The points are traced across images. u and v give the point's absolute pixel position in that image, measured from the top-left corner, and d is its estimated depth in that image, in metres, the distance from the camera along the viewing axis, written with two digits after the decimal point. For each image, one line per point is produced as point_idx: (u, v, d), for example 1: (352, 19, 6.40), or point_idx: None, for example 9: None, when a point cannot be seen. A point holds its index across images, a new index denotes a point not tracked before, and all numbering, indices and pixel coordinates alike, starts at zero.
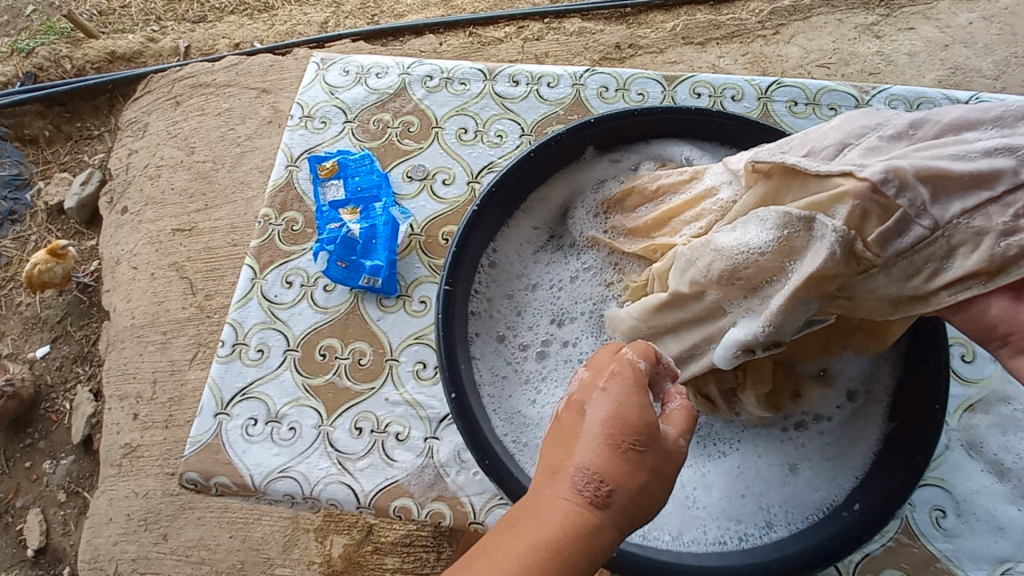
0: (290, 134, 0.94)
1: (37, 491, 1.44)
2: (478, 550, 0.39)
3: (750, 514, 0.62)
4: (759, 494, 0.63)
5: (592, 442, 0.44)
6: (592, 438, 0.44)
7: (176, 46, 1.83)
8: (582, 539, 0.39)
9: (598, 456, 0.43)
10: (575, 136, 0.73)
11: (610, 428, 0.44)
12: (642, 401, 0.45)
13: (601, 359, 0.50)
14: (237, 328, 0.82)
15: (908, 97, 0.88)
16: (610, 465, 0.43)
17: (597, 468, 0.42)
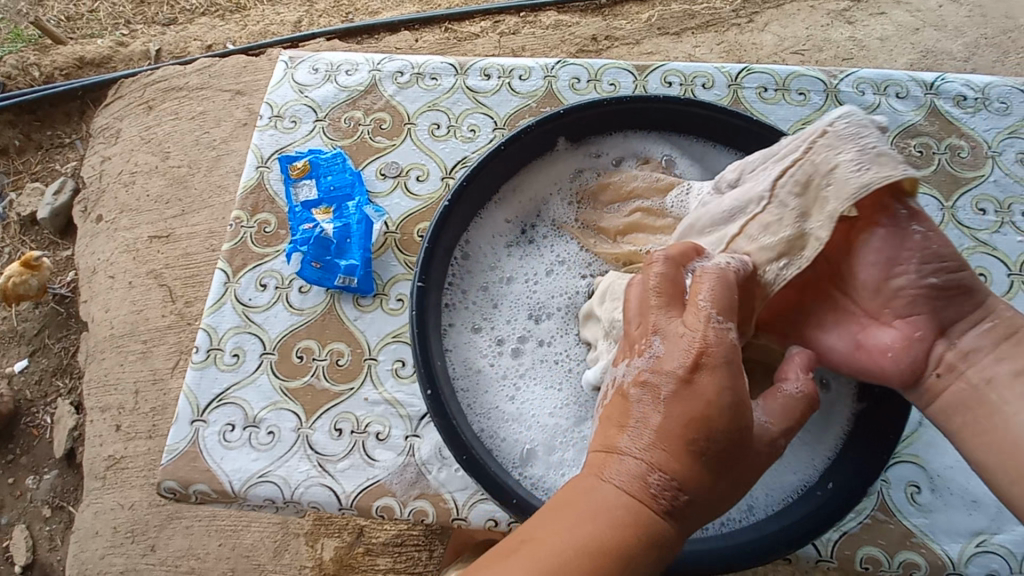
0: (260, 134, 0.93)
1: (20, 508, 1.42)
2: (543, 529, 0.43)
3: None
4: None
5: (663, 436, 0.45)
6: (670, 433, 0.45)
7: (147, 49, 1.80)
8: (644, 538, 0.42)
9: (672, 454, 0.44)
10: (546, 125, 0.72)
11: (683, 421, 0.45)
12: (728, 394, 0.45)
13: (687, 326, 0.48)
14: (212, 332, 0.81)
15: (876, 80, 0.89)
16: (681, 468, 0.44)
17: (668, 465, 0.44)
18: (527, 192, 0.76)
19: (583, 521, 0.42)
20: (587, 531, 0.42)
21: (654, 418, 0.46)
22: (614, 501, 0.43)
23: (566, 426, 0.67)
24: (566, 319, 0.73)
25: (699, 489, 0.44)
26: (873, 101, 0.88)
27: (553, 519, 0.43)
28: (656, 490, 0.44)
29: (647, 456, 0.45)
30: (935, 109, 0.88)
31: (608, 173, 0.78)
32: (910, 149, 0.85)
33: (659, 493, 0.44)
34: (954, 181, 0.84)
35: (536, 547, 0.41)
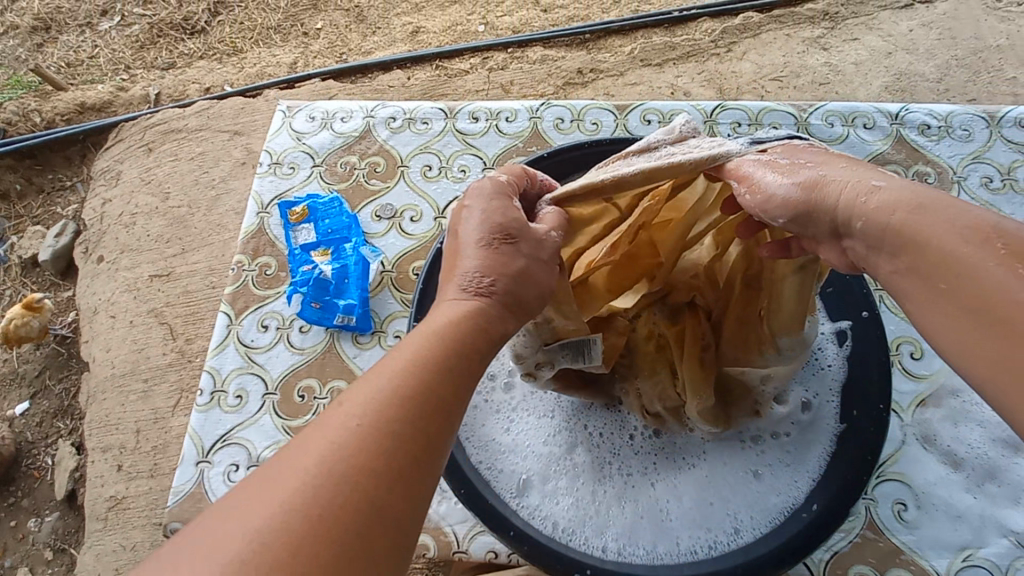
0: (260, 181, 0.97)
1: (22, 551, 1.42)
2: (350, 396, 0.44)
3: (719, 521, 0.64)
4: (726, 501, 0.65)
5: (475, 262, 0.53)
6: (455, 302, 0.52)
7: (147, 94, 1.86)
8: (477, 326, 0.51)
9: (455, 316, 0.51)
10: (529, 169, 0.77)
11: (496, 248, 0.54)
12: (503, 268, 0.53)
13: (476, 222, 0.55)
14: (215, 375, 0.83)
15: (844, 112, 0.94)
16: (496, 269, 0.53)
17: (480, 270, 0.53)
18: None
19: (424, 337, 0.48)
20: (425, 341, 0.48)
21: (467, 253, 0.54)
22: (444, 313, 0.51)
23: (558, 455, 0.70)
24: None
25: (514, 276, 0.53)
26: (842, 132, 0.93)
27: (392, 352, 0.48)
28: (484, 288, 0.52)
29: (463, 274, 0.53)
30: (901, 138, 0.92)
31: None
32: None
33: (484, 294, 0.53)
34: None
35: (385, 378, 0.45)
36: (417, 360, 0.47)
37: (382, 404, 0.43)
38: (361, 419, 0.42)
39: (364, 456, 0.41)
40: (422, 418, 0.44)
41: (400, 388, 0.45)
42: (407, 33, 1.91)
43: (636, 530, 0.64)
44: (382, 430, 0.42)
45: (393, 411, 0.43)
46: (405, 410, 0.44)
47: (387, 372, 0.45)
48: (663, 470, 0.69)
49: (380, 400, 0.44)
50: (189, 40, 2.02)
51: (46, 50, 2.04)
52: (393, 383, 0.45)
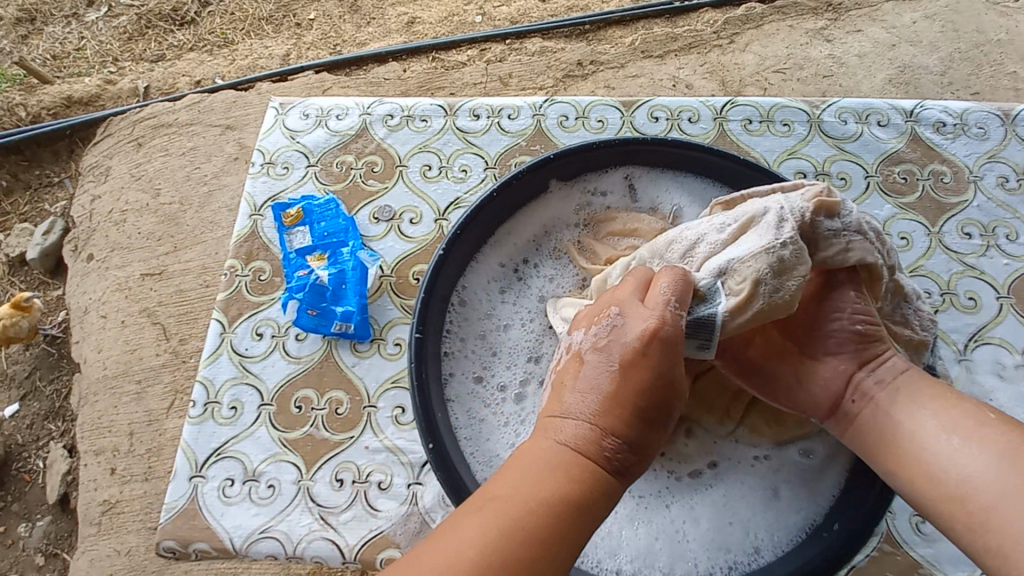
0: (253, 182, 0.93)
1: (13, 557, 1.39)
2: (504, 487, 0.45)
3: (737, 541, 0.61)
4: (743, 520, 0.62)
5: (590, 414, 0.48)
6: (620, 404, 0.49)
7: (135, 87, 1.80)
8: (594, 467, 0.46)
9: (621, 422, 0.48)
10: (536, 170, 0.73)
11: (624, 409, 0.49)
12: (665, 373, 0.50)
13: (641, 310, 0.52)
14: (209, 386, 0.80)
15: (857, 109, 0.91)
16: (616, 427, 0.48)
17: (638, 384, 0.49)
18: (521, 235, 0.77)
19: (537, 497, 0.43)
20: (530, 498, 0.43)
21: (581, 392, 0.50)
22: (562, 464, 0.46)
23: None
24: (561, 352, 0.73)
25: (662, 394, 0.49)
26: (855, 130, 0.90)
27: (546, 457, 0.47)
28: (608, 452, 0.47)
29: (582, 420, 0.48)
30: (915, 136, 0.89)
31: (603, 214, 0.79)
32: (894, 176, 0.87)
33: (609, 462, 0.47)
34: (938, 206, 0.86)
35: (517, 505, 0.43)
36: (524, 524, 0.42)
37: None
38: (510, 521, 0.42)
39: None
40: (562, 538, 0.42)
41: (501, 564, 0.40)
42: (402, 23, 1.86)
43: (650, 550, 0.61)
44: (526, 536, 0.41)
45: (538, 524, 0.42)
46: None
47: (488, 533, 0.41)
48: (677, 491, 0.65)
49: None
50: (178, 31, 1.96)
51: (32, 42, 1.97)
52: (492, 553, 0.40)
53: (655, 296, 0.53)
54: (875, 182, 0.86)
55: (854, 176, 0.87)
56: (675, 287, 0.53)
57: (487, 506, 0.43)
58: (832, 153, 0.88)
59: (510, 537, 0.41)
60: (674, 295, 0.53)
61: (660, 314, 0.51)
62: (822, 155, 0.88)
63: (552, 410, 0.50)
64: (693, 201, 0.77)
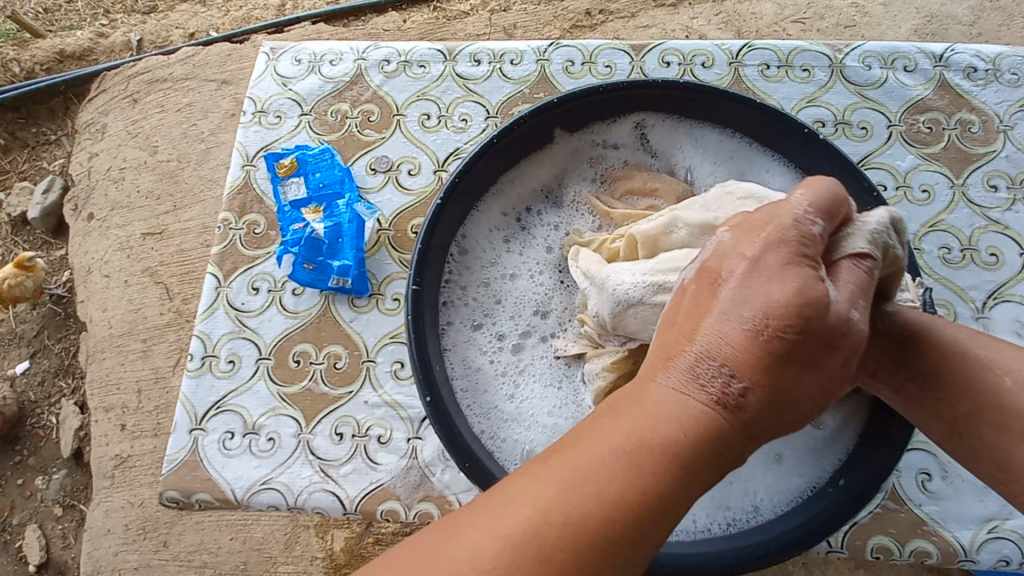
0: (245, 131, 0.90)
1: (31, 508, 1.43)
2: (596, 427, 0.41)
3: (736, 499, 0.61)
4: (742, 478, 0.62)
5: (715, 345, 0.43)
6: (736, 323, 0.43)
7: (128, 39, 1.74)
8: (703, 409, 0.41)
9: (741, 347, 0.43)
10: (539, 116, 0.69)
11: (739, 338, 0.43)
12: (795, 276, 0.44)
13: (753, 224, 0.47)
14: (206, 339, 0.79)
15: (882, 53, 0.86)
16: (734, 361, 0.42)
17: (761, 297, 0.44)
18: (525, 183, 0.74)
19: (615, 446, 0.39)
20: (625, 440, 0.40)
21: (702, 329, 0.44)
22: (650, 408, 0.41)
23: (564, 426, 0.66)
24: (563, 306, 0.72)
25: (795, 304, 0.43)
26: (879, 76, 0.84)
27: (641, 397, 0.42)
28: (724, 389, 0.42)
29: (688, 354, 0.43)
30: (944, 82, 0.84)
31: (619, 168, 0.76)
32: (918, 125, 0.82)
33: (721, 395, 0.42)
34: (963, 158, 0.81)
35: (607, 444, 0.40)
36: (598, 478, 0.38)
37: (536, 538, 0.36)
38: (604, 461, 0.39)
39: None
40: (658, 481, 0.38)
41: (568, 521, 0.37)
42: None
43: None
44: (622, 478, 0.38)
45: (630, 463, 0.39)
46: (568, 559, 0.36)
47: (554, 488, 0.38)
48: None
49: (539, 533, 0.36)
50: None
51: None
52: (558, 510, 0.37)
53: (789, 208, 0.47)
54: (898, 132, 0.82)
55: (876, 125, 0.82)
56: (816, 200, 0.47)
57: (554, 459, 0.40)
58: (853, 101, 0.83)
59: (597, 473, 0.38)
60: (815, 212, 0.47)
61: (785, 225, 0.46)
62: (843, 102, 0.83)
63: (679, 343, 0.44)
64: (707, 151, 0.74)
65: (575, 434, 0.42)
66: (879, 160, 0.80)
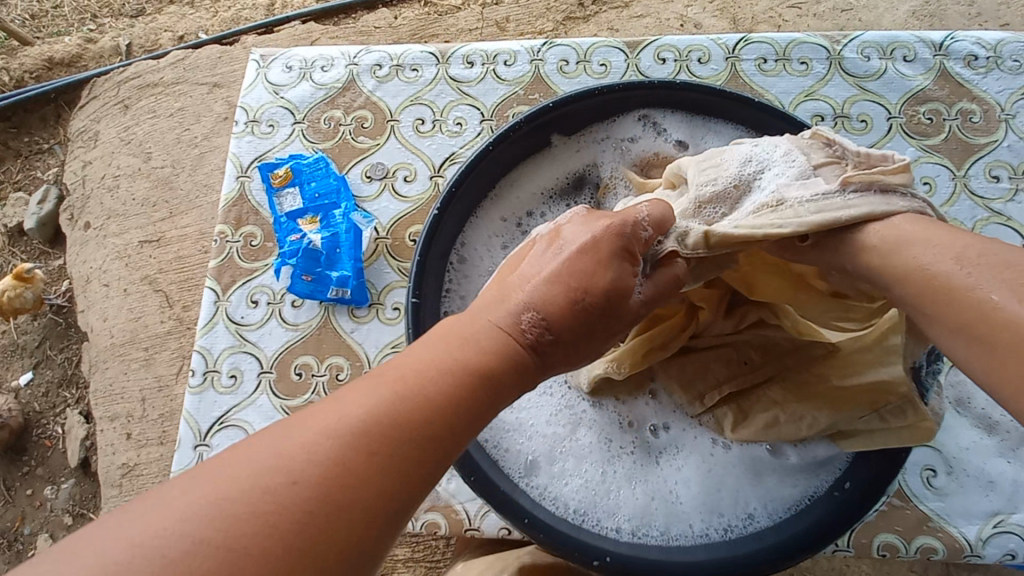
0: (237, 141, 0.89)
1: (42, 518, 1.43)
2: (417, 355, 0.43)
3: (731, 506, 0.61)
4: (742, 483, 0.62)
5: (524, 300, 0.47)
6: (556, 281, 0.48)
7: (117, 44, 1.71)
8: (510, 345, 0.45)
9: (550, 299, 0.47)
10: (535, 121, 0.68)
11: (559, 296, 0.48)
12: (616, 254, 0.50)
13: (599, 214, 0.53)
14: (207, 355, 0.79)
15: (882, 43, 0.84)
16: (539, 307, 0.47)
17: (581, 262, 0.49)
18: (526, 187, 0.73)
19: (418, 373, 0.41)
20: (444, 366, 0.42)
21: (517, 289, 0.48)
22: (472, 339, 0.44)
23: (563, 435, 0.65)
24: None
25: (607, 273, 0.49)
26: (879, 67, 0.83)
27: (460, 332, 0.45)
28: (523, 328, 0.46)
29: (516, 303, 0.47)
30: (945, 72, 0.83)
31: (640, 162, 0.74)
32: (918, 116, 0.81)
33: (525, 335, 0.46)
34: (965, 148, 0.80)
35: (417, 368, 0.41)
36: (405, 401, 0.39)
37: (333, 458, 0.35)
38: (411, 382, 0.40)
39: (288, 531, 0.32)
40: (471, 404, 0.41)
41: (369, 439, 0.36)
42: None
43: (647, 510, 0.61)
44: (435, 398, 0.40)
45: (445, 386, 0.41)
46: (357, 479, 0.35)
47: (359, 406, 0.38)
48: (666, 448, 0.65)
49: (336, 458, 0.35)
50: None
51: None
52: (356, 430, 0.37)
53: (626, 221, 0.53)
54: (899, 124, 0.80)
55: (876, 118, 0.81)
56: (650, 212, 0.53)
57: (364, 384, 0.40)
58: (853, 93, 0.82)
59: (420, 394, 0.39)
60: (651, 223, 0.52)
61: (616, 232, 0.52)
62: (843, 95, 0.82)
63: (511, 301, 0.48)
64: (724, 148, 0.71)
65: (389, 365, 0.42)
66: None
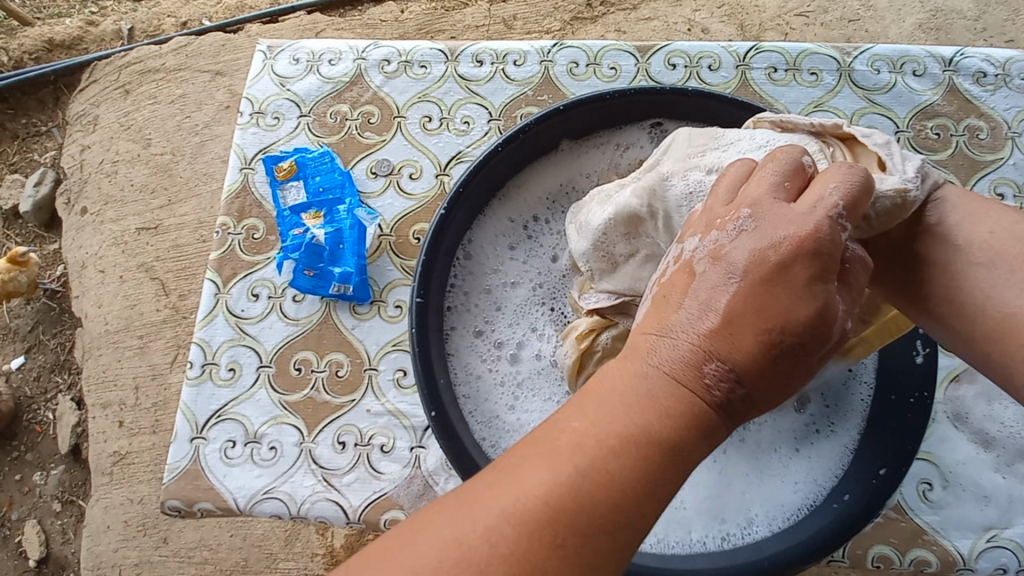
0: (242, 133, 0.88)
1: (30, 503, 1.42)
2: (589, 395, 0.41)
3: (732, 512, 0.61)
4: (745, 491, 0.62)
5: (704, 337, 0.42)
6: (739, 325, 0.42)
7: (119, 28, 1.69)
8: (691, 416, 0.40)
9: (738, 348, 0.41)
10: (542, 125, 0.68)
11: (742, 338, 0.42)
12: (816, 288, 0.42)
13: (779, 219, 0.44)
14: (205, 347, 0.78)
15: (891, 56, 0.84)
16: (721, 348, 0.41)
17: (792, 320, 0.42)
18: (532, 191, 0.73)
19: (575, 446, 0.38)
20: (612, 435, 0.38)
21: (689, 307, 0.43)
22: (646, 393, 0.40)
23: None
24: (556, 321, 0.71)
25: (800, 323, 0.42)
26: (888, 80, 0.83)
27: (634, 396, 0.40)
28: (707, 379, 0.41)
29: (695, 352, 0.42)
30: (953, 87, 0.83)
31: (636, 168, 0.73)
32: (926, 131, 0.81)
33: (712, 391, 0.41)
34: (971, 164, 0.81)
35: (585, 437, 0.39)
36: (573, 494, 0.37)
37: (486, 558, 0.35)
38: (570, 460, 0.38)
39: None
40: (638, 499, 0.37)
41: (517, 537, 0.35)
42: None
43: None
44: (594, 483, 0.37)
45: (608, 466, 0.37)
46: (513, 566, 0.35)
47: (512, 496, 0.37)
48: None
49: (525, 521, 0.36)
50: None
51: None
52: (503, 519, 0.36)
53: (817, 193, 0.45)
54: (906, 138, 0.81)
55: (884, 131, 0.81)
56: (847, 184, 0.45)
57: (524, 449, 0.39)
58: (861, 106, 0.82)
59: (588, 477, 0.37)
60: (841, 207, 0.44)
61: (816, 218, 0.43)
62: (851, 107, 0.82)
63: (649, 323, 0.45)
64: None
65: (554, 425, 0.40)
66: None
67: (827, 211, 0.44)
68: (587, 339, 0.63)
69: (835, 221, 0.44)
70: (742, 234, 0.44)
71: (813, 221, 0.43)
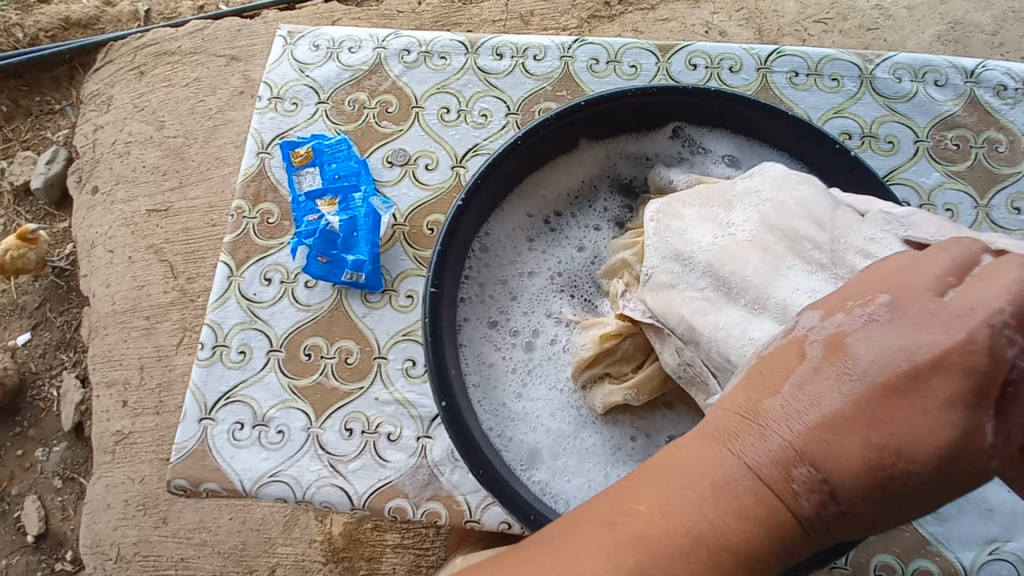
0: (259, 118, 0.88)
1: (32, 478, 1.43)
2: (673, 478, 0.39)
3: None
4: None
5: (807, 442, 0.38)
6: (851, 433, 0.37)
7: (135, 9, 1.69)
8: (775, 525, 0.37)
9: (847, 461, 0.37)
10: (564, 119, 0.68)
11: (851, 447, 0.37)
12: (962, 407, 0.37)
13: (921, 320, 0.39)
14: (217, 329, 0.78)
15: (914, 65, 0.84)
16: (826, 456, 0.38)
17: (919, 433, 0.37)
18: (551, 185, 0.73)
19: (644, 533, 0.37)
20: (685, 530, 0.37)
21: (794, 400, 0.39)
22: (737, 495, 0.38)
23: (568, 432, 0.66)
24: (575, 306, 0.71)
25: (930, 446, 0.36)
26: (910, 89, 0.83)
27: (719, 492, 0.38)
28: (796, 486, 0.38)
29: (792, 453, 0.38)
30: (974, 99, 0.83)
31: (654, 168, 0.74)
32: (945, 142, 0.81)
33: (800, 499, 0.38)
34: (989, 177, 0.80)
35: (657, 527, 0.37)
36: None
37: None
38: (638, 548, 0.37)
39: None
40: None
41: None
42: None
43: None
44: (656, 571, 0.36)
45: (673, 559, 0.36)
46: None
47: (573, 565, 0.37)
48: None
49: None
50: None
51: None
52: None
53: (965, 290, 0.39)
54: (925, 148, 0.80)
55: (903, 140, 0.81)
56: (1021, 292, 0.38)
57: (597, 523, 0.39)
58: (881, 113, 0.82)
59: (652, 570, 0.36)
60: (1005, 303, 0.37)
61: (969, 324, 0.37)
62: (871, 115, 0.82)
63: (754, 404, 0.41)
64: None
65: (631, 500, 0.39)
66: (903, 176, 0.79)
67: (987, 317, 0.37)
68: (612, 340, 0.64)
69: (995, 329, 0.37)
70: (867, 323, 0.40)
71: (966, 327, 0.37)
